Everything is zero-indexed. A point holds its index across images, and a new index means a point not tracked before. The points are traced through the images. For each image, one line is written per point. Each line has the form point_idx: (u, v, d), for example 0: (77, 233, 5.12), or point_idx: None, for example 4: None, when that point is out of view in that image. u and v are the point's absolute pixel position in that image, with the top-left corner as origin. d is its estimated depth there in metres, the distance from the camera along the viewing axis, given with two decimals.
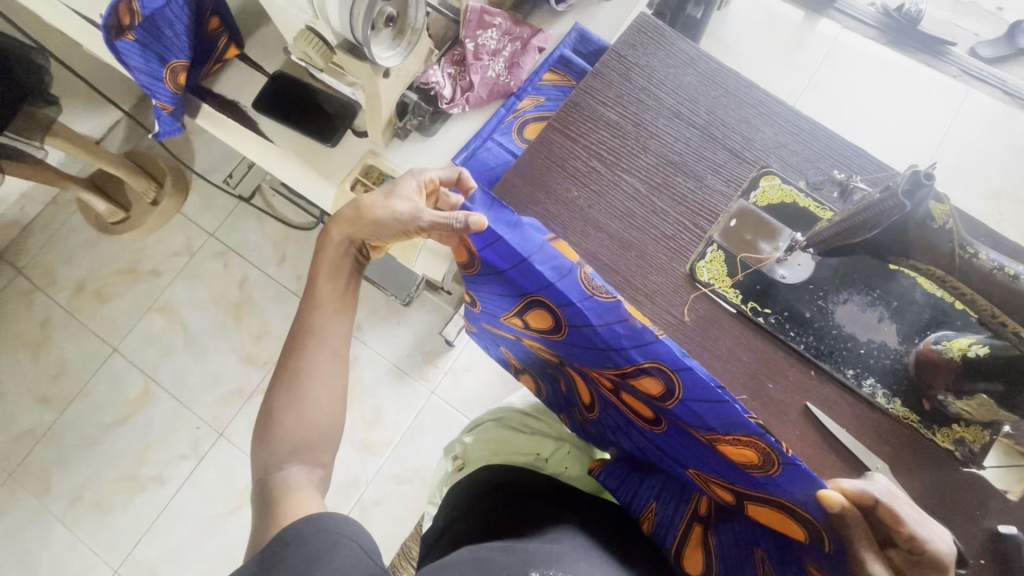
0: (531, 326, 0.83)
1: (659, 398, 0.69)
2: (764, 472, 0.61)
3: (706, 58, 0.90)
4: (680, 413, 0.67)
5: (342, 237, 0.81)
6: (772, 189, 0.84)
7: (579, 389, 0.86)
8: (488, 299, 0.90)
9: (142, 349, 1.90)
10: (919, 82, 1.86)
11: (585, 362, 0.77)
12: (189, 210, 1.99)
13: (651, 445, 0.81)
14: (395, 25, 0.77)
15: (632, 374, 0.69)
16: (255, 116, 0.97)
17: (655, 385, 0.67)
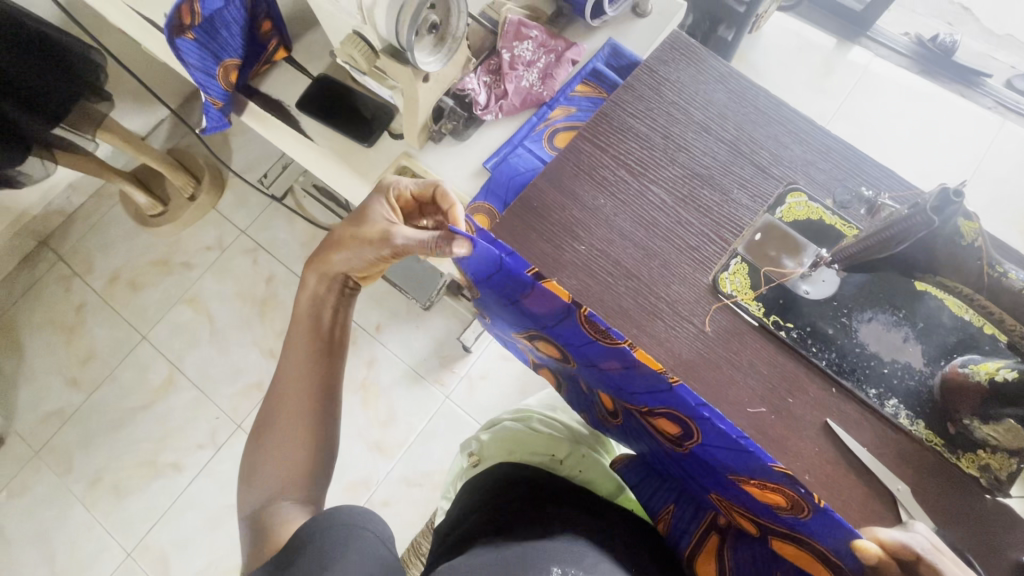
0: (546, 344, 0.88)
1: (676, 440, 0.74)
2: (794, 514, 0.63)
3: (737, 75, 0.92)
4: (698, 452, 0.70)
5: (321, 276, 0.85)
6: (799, 206, 0.85)
7: (602, 404, 0.89)
8: (499, 315, 0.94)
9: (170, 338, 1.96)
10: (953, 112, 1.84)
11: (604, 389, 0.82)
12: (223, 207, 2.06)
13: (666, 455, 0.81)
14: (437, 32, 0.80)
15: (644, 410, 0.74)
16: (297, 115, 1.02)
17: (667, 426, 0.72)
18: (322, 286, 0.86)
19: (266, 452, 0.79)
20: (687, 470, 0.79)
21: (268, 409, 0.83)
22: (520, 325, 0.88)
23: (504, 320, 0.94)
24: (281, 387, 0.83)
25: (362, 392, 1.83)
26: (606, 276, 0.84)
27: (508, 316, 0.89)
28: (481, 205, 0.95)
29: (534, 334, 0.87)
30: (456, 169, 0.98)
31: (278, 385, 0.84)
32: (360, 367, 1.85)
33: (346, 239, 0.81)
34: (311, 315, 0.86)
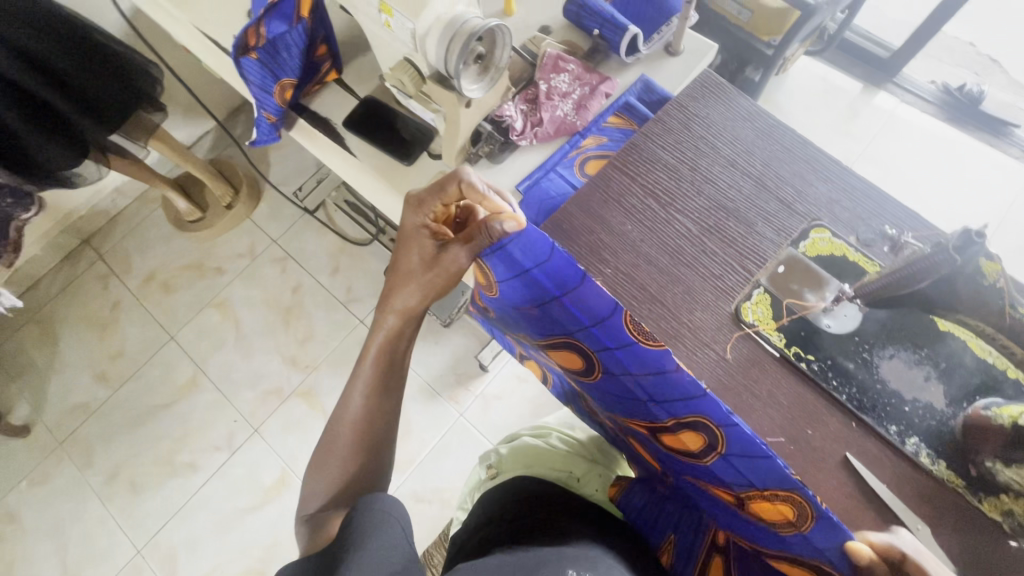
0: (568, 356, 0.85)
1: (698, 453, 0.71)
2: (798, 530, 0.63)
3: (764, 115, 0.96)
4: (718, 464, 0.69)
5: (398, 316, 0.86)
6: (822, 241, 0.87)
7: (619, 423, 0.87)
8: (519, 320, 0.91)
9: (196, 340, 2.02)
10: (980, 161, 1.85)
11: (626, 404, 0.79)
12: (257, 217, 2.15)
13: (681, 472, 0.80)
14: (481, 62, 0.87)
15: (677, 425, 0.71)
16: (343, 133, 1.08)
17: (693, 442, 0.70)
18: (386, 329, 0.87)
19: (327, 480, 0.82)
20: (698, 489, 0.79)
21: (326, 442, 0.85)
22: (543, 333, 0.87)
23: (521, 323, 0.92)
24: (338, 422, 0.85)
25: None
26: (631, 300, 0.86)
27: (527, 321, 0.89)
28: None
29: (557, 343, 0.84)
30: None
31: (337, 422, 0.85)
32: None
33: (413, 276, 0.83)
34: (375, 353, 0.87)
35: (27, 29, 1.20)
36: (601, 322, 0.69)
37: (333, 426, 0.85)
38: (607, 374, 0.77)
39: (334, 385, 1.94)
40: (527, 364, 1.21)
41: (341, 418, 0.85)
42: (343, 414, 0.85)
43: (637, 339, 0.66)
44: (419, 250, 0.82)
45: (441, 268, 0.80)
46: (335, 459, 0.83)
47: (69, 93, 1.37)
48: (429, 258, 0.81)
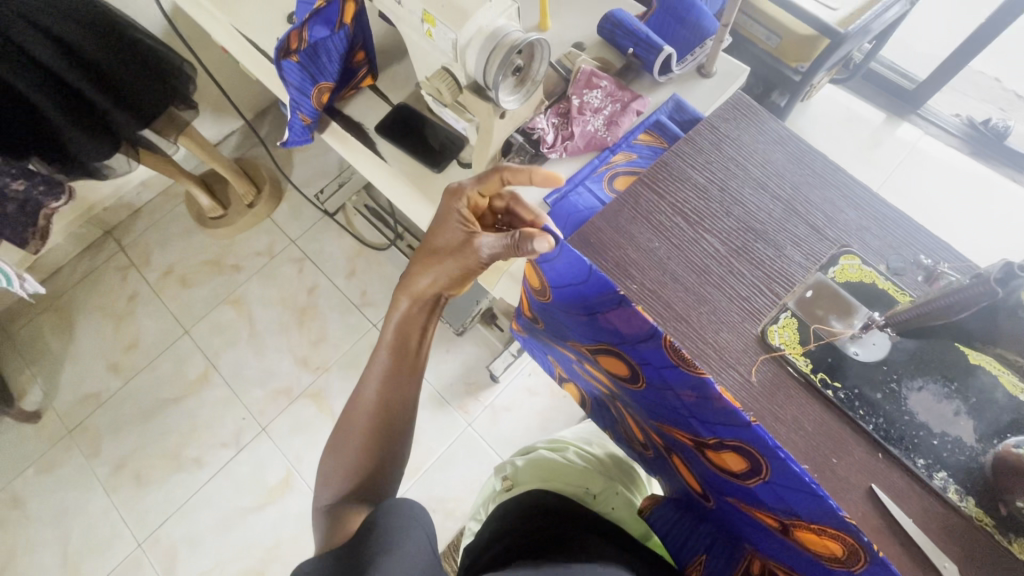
0: (613, 364, 0.84)
1: (743, 477, 0.69)
2: (846, 568, 0.61)
3: (796, 139, 0.96)
4: (761, 488, 0.67)
5: (411, 301, 0.91)
6: (851, 268, 0.86)
7: (659, 436, 0.85)
8: (562, 327, 0.90)
9: (210, 336, 2.04)
10: (1007, 197, 1.84)
11: (671, 416, 0.77)
12: (278, 217, 2.17)
13: (718, 491, 0.77)
14: (519, 75, 0.88)
15: (719, 444, 0.70)
16: (375, 138, 1.09)
17: (735, 462, 0.69)
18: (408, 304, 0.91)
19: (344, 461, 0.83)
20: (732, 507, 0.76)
21: (345, 422, 0.86)
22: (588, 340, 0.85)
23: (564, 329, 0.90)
24: (358, 404, 0.86)
25: None
26: (657, 316, 0.86)
27: (571, 325, 0.86)
28: None
29: (602, 352, 0.83)
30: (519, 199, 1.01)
31: (357, 403, 0.86)
32: None
33: (438, 258, 0.87)
34: (394, 338, 0.90)
35: (71, 24, 1.23)
36: (645, 339, 0.69)
37: (353, 407, 0.87)
38: (652, 386, 0.76)
39: (343, 388, 1.94)
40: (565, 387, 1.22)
41: (360, 400, 0.86)
42: (361, 398, 0.86)
43: (678, 362, 0.67)
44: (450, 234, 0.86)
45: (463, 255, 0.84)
46: (352, 443, 0.83)
47: (105, 86, 1.40)
48: (457, 242, 0.85)
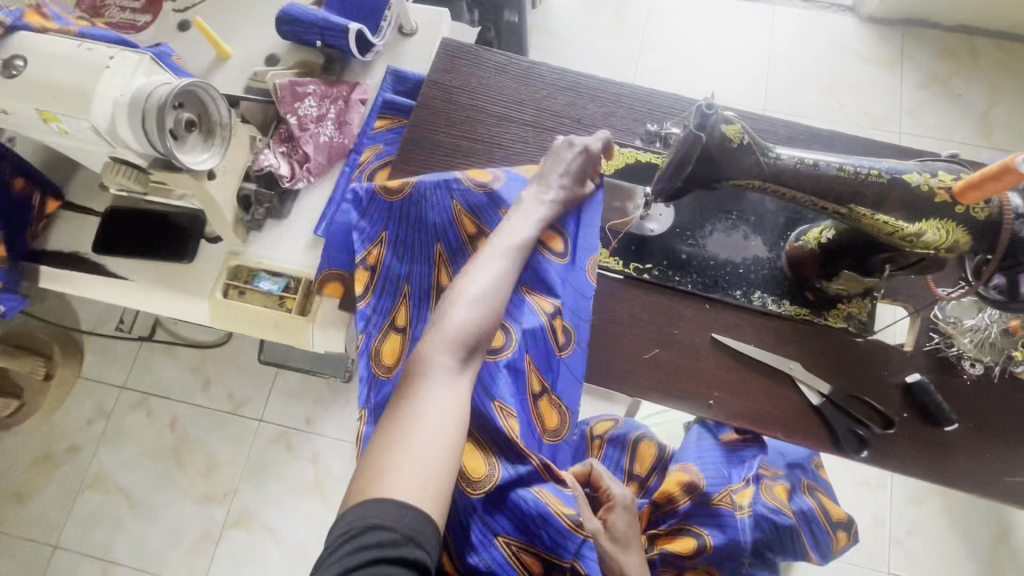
0: (448, 272, 0.81)
1: (376, 367, 0.78)
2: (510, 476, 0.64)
3: (516, 60, 0.95)
4: (554, 491, 0.65)
5: None
6: (615, 156, 0.87)
7: (385, 332, 0.80)
8: (535, 268, 0.76)
9: (87, 534, 1.57)
10: (741, 14, 1.90)
11: (411, 297, 0.81)
12: (90, 371, 1.68)
13: (460, 524, 0.63)
14: (200, 127, 0.76)
15: (554, 402, 0.75)
16: (101, 259, 0.92)
17: (393, 350, 0.79)
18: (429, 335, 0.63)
19: (428, 442, 0.53)
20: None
21: (405, 397, 0.57)
22: (412, 221, 0.82)
23: (437, 178, 0.80)
24: (463, 335, 0.62)
25: (320, 492, 1.57)
26: None
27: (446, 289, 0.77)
28: (328, 272, 0.85)
29: (450, 233, 0.81)
30: (291, 246, 0.92)
31: (446, 326, 0.63)
32: (306, 469, 1.59)
33: None
34: (512, 249, 0.71)
35: None
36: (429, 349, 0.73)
37: (458, 350, 0.61)
38: (569, 378, 0.76)
39: (266, 498, 1.57)
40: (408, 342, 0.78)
41: (447, 322, 0.63)
42: (446, 320, 0.63)
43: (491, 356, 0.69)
44: (551, 212, 0.77)
45: (559, 209, 0.78)
46: (452, 399, 0.58)
47: None
48: (581, 157, 0.78)
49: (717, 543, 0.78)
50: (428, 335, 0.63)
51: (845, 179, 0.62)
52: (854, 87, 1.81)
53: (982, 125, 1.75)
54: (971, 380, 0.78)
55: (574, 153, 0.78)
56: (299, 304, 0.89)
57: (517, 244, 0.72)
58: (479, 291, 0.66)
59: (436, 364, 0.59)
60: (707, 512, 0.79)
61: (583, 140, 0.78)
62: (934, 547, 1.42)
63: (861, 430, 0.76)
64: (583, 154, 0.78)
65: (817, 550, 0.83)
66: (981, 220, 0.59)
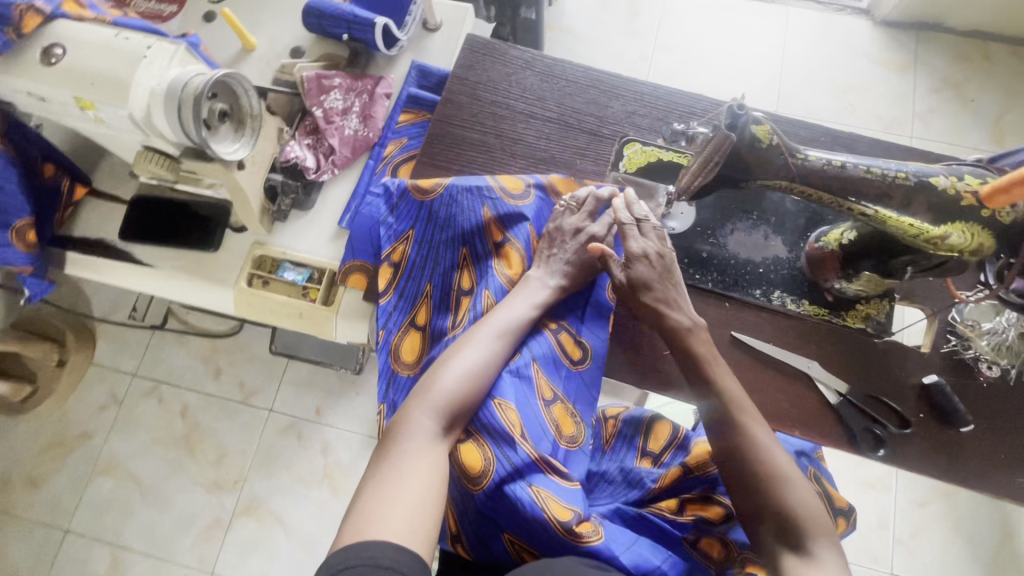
0: (470, 274, 0.82)
1: (396, 363, 0.80)
2: (510, 479, 0.64)
3: (540, 57, 0.95)
4: (551, 490, 0.65)
5: None
6: (636, 154, 0.87)
7: (405, 330, 0.82)
8: (562, 309, 0.79)
9: (98, 518, 1.59)
10: (755, 14, 1.90)
11: (432, 297, 0.82)
12: (103, 357, 1.70)
13: (469, 517, 0.67)
14: (231, 118, 0.77)
15: (569, 409, 0.74)
16: (127, 247, 0.93)
17: (413, 348, 0.81)
18: (417, 402, 0.64)
19: (410, 499, 0.55)
20: (633, 519, 0.75)
21: (389, 455, 0.60)
22: (439, 223, 0.83)
23: (469, 183, 0.82)
24: (448, 403, 0.64)
25: (329, 482, 1.59)
26: None
27: (476, 299, 0.78)
28: (351, 264, 0.88)
29: (475, 240, 0.82)
30: (315, 237, 0.93)
31: (434, 392, 0.64)
32: (316, 458, 1.61)
33: None
34: (504, 326, 0.71)
35: None
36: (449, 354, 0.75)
37: (443, 416, 0.64)
38: (581, 388, 0.77)
39: (276, 487, 1.59)
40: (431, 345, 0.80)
41: (435, 388, 0.65)
42: (435, 386, 0.65)
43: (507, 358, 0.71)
44: (553, 296, 0.76)
45: (576, 280, 0.78)
46: (431, 460, 0.60)
47: None
48: (582, 245, 0.78)
49: None
50: (415, 398, 0.65)
51: (872, 182, 0.63)
52: (867, 89, 1.81)
53: (993, 131, 1.75)
54: (987, 383, 0.79)
55: (574, 239, 0.78)
56: (323, 294, 0.90)
57: (516, 319, 0.72)
58: (479, 363, 0.67)
59: (419, 428, 0.62)
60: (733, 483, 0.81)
61: (589, 230, 0.79)
62: (936, 547, 1.43)
63: (878, 429, 0.78)
64: (587, 243, 0.78)
65: None
66: (1007, 224, 0.60)
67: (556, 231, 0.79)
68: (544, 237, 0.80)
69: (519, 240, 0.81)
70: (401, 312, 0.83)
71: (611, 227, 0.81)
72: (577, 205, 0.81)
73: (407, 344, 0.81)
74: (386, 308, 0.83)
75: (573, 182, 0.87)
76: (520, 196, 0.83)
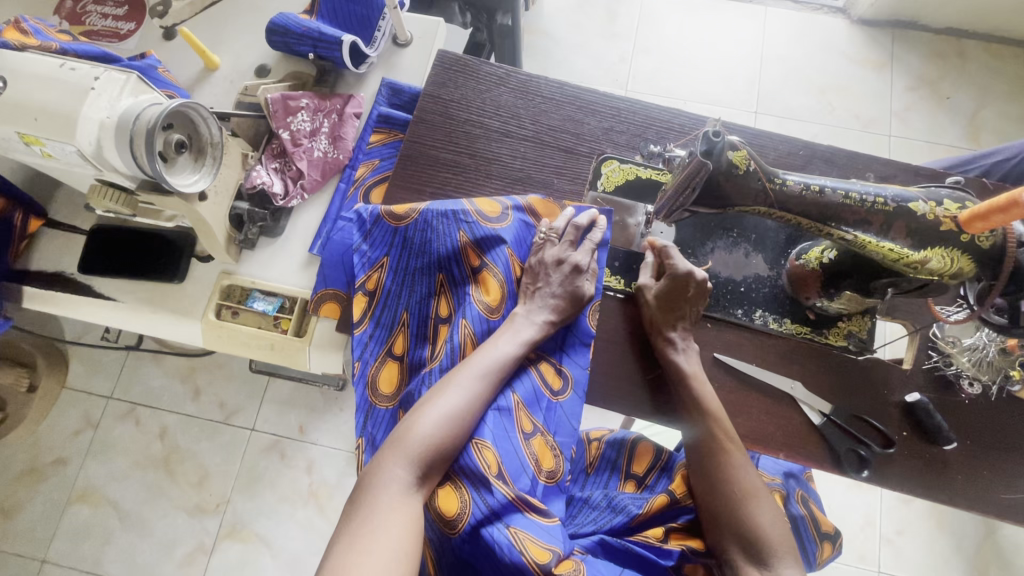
0: (448, 301, 0.79)
1: (374, 396, 0.77)
2: (487, 521, 0.63)
3: (514, 73, 0.92)
4: (530, 532, 0.63)
5: None
6: (615, 172, 0.85)
7: (381, 360, 0.79)
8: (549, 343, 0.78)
9: (75, 547, 1.54)
10: (735, 15, 1.89)
11: (408, 326, 0.80)
12: (75, 381, 1.64)
13: (447, 561, 0.65)
14: (190, 147, 0.74)
15: (548, 441, 0.72)
16: (89, 279, 0.89)
17: (391, 380, 0.78)
18: (391, 451, 0.61)
19: (379, 560, 0.52)
20: (614, 548, 0.74)
21: (361, 508, 0.57)
22: (414, 249, 0.80)
23: (445, 208, 0.79)
24: (425, 450, 0.61)
25: (314, 502, 1.55)
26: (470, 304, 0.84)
27: (454, 328, 0.76)
28: (324, 291, 0.85)
29: (453, 265, 0.79)
30: (284, 265, 0.90)
31: (409, 439, 0.62)
32: (300, 477, 1.57)
33: None
34: (486, 366, 0.68)
35: None
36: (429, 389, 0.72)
37: (418, 464, 0.61)
38: (562, 420, 0.74)
39: (259, 509, 1.55)
40: (409, 376, 0.77)
41: (411, 434, 0.62)
42: (410, 432, 0.62)
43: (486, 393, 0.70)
44: (539, 333, 0.73)
45: (563, 312, 0.75)
46: (405, 514, 0.57)
47: None
48: (567, 274, 0.76)
49: None
50: (390, 446, 0.62)
51: (851, 208, 0.62)
52: (845, 89, 1.81)
53: (970, 129, 1.76)
54: (969, 399, 0.78)
55: (557, 270, 0.77)
56: (295, 324, 0.87)
57: (499, 360, 0.69)
58: (457, 408, 0.64)
59: (392, 479, 0.59)
60: None
61: (572, 259, 0.77)
62: (923, 544, 1.44)
63: (862, 450, 0.77)
64: (571, 272, 0.76)
65: (805, 560, 0.84)
66: (985, 248, 0.59)
67: (538, 265, 0.78)
68: (527, 269, 0.79)
69: (497, 266, 0.78)
70: (376, 341, 0.80)
71: (593, 252, 0.79)
72: (557, 235, 0.79)
73: (384, 375, 0.78)
74: (361, 338, 0.80)
75: (552, 205, 0.85)
76: (497, 219, 0.80)
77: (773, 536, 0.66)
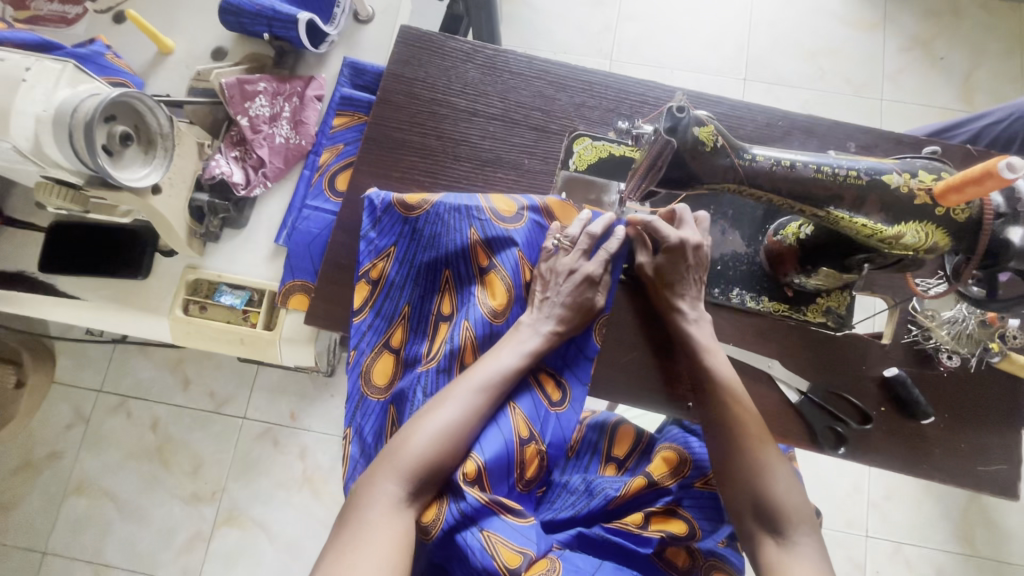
0: (451, 299, 0.77)
1: (366, 387, 0.76)
2: (462, 526, 0.61)
3: (482, 47, 0.87)
4: (503, 534, 0.62)
5: None
6: (587, 150, 0.80)
7: (377, 351, 0.77)
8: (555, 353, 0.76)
9: (75, 538, 1.56)
10: None
11: (409, 319, 0.78)
12: (64, 375, 1.63)
13: (421, 562, 0.65)
14: (138, 138, 0.71)
15: (540, 451, 0.71)
16: (53, 278, 0.87)
17: (384, 372, 0.76)
18: (383, 467, 0.60)
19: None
20: (589, 539, 0.74)
21: (350, 523, 0.57)
22: (422, 242, 0.77)
23: (458, 202, 0.77)
24: (416, 467, 0.60)
25: (309, 486, 1.56)
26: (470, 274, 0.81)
27: (459, 327, 0.74)
28: (293, 283, 0.85)
29: (460, 263, 0.77)
30: (250, 258, 0.88)
31: (402, 455, 0.61)
32: (293, 463, 1.58)
33: None
34: (486, 379, 0.66)
35: None
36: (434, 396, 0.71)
37: (411, 480, 0.60)
38: (558, 431, 0.73)
39: (255, 495, 1.56)
40: (403, 371, 0.75)
41: (404, 450, 0.61)
42: (404, 447, 0.61)
43: None
44: (543, 345, 0.71)
45: (568, 325, 0.73)
46: (393, 531, 0.56)
47: None
48: (579, 285, 0.73)
49: (704, 527, 0.77)
50: (382, 460, 0.61)
51: (823, 182, 0.59)
52: (836, 52, 1.76)
53: (963, 90, 1.72)
54: (948, 372, 0.78)
55: (568, 280, 0.74)
56: (264, 319, 0.86)
57: (501, 375, 0.67)
58: (454, 424, 0.63)
59: (382, 494, 0.58)
60: (694, 496, 0.79)
61: (585, 269, 0.74)
62: (909, 508, 1.46)
63: (839, 427, 0.76)
64: (579, 279, 0.74)
65: None
66: (961, 221, 0.57)
67: (549, 272, 0.75)
68: (538, 274, 0.76)
69: (506, 268, 0.76)
70: (372, 330, 0.78)
71: (607, 262, 0.76)
72: (570, 242, 0.75)
73: (379, 366, 0.76)
74: (359, 324, 0.77)
75: (570, 208, 0.80)
76: (512, 219, 0.77)
77: (785, 501, 0.62)
